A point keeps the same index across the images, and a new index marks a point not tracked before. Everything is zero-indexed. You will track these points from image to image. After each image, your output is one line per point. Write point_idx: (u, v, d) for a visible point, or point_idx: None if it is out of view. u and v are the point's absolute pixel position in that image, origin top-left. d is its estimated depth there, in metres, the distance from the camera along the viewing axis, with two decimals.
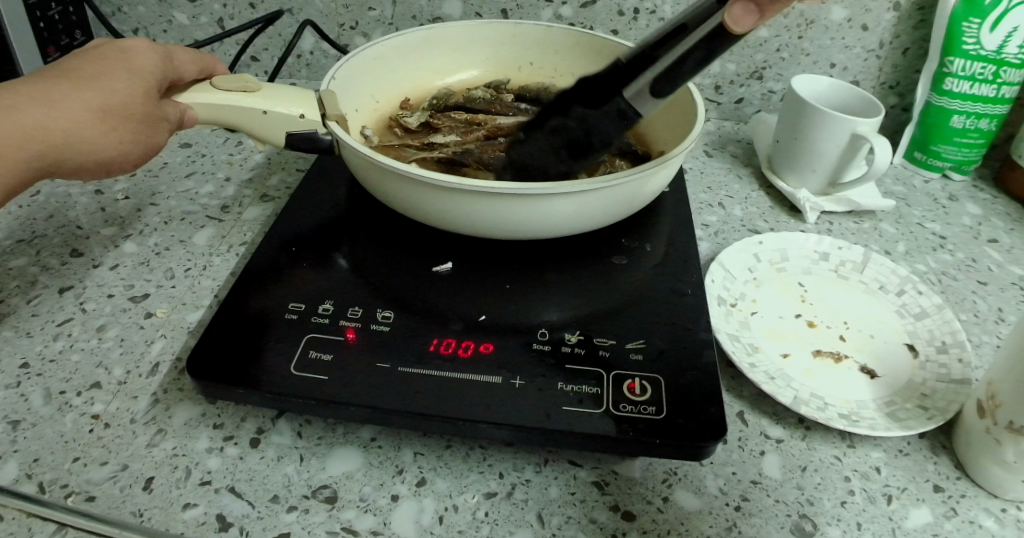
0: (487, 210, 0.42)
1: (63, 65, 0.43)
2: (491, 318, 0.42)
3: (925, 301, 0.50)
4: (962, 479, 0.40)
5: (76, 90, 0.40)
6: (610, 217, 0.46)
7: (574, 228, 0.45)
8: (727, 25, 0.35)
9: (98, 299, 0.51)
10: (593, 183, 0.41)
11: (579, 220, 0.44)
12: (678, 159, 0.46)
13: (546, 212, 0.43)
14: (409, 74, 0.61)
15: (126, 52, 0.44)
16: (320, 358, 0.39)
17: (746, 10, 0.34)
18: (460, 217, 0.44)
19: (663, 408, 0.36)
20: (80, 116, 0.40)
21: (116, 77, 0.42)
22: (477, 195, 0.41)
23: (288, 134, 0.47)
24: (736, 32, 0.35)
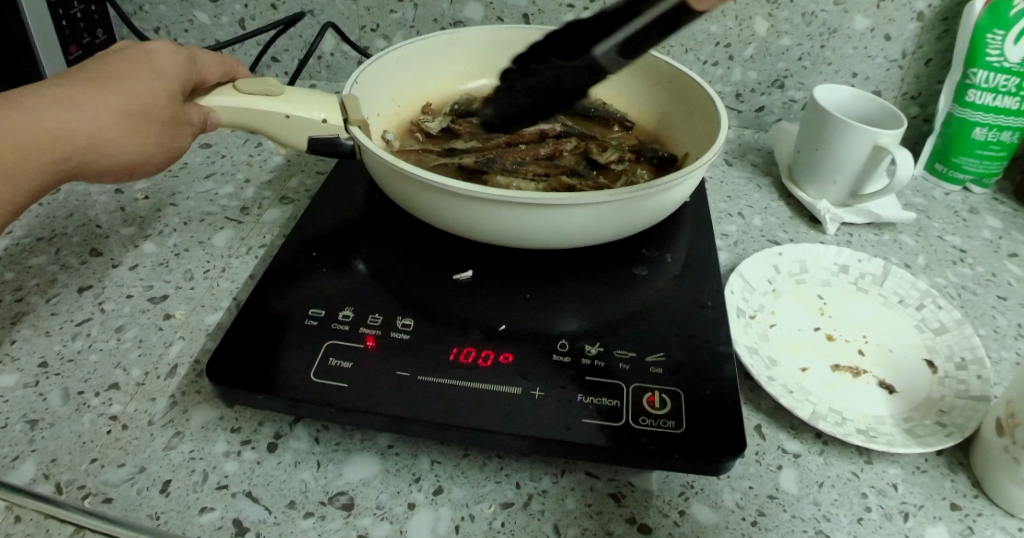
0: (508, 218, 0.42)
1: (88, 66, 0.43)
2: (510, 327, 0.42)
3: (945, 316, 0.49)
4: (980, 497, 0.40)
5: (101, 92, 0.40)
6: (630, 227, 0.46)
7: (594, 238, 0.45)
8: (690, 5, 0.36)
9: (117, 298, 0.51)
10: (615, 193, 0.41)
11: (600, 230, 0.44)
12: (701, 169, 0.46)
13: (567, 222, 0.43)
14: (431, 78, 0.61)
15: (150, 54, 0.44)
16: (340, 365, 0.39)
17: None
18: (481, 224, 0.44)
19: (683, 423, 0.36)
20: (105, 119, 0.40)
21: (141, 79, 0.42)
22: (498, 203, 0.41)
23: (309, 139, 0.47)
24: (702, 7, 0.37)
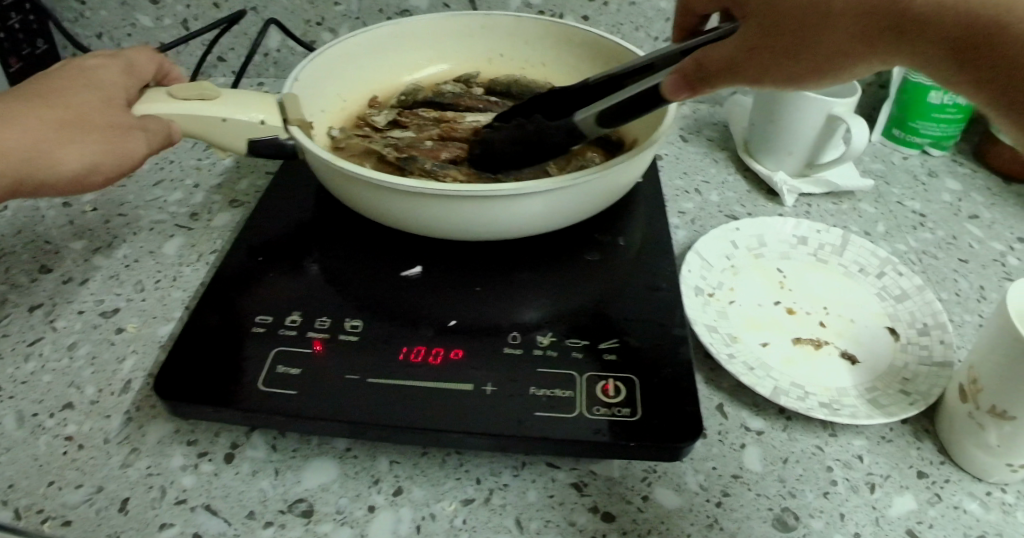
0: (451, 212, 0.42)
1: (29, 90, 0.43)
2: (461, 323, 0.41)
3: (906, 282, 0.49)
4: (946, 463, 0.41)
5: (37, 109, 0.40)
6: (578, 214, 0.45)
7: (543, 227, 0.44)
8: (664, 95, 0.38)
9: (68, 315, 0.50)
10: (557, 181, 0.40)
11: (547, 219, 0.43)
12: (649, 152, 0.45)
13: (512, 213, 0.42)
14: (376, 70, 0.59)
15: (87, 70, 0.44)
16: (289, 373, 0.38)
17: (678, 86, 0.37)
18: (426, 220, 0.43)
19: (638, 410, 0.35)
20: (45, 132, 0.39)
21: (84, 96, 0.42)
22: (440, 198, 0.40)
23: (250, 141, 0.45)
24: (675, 100, 0.38)
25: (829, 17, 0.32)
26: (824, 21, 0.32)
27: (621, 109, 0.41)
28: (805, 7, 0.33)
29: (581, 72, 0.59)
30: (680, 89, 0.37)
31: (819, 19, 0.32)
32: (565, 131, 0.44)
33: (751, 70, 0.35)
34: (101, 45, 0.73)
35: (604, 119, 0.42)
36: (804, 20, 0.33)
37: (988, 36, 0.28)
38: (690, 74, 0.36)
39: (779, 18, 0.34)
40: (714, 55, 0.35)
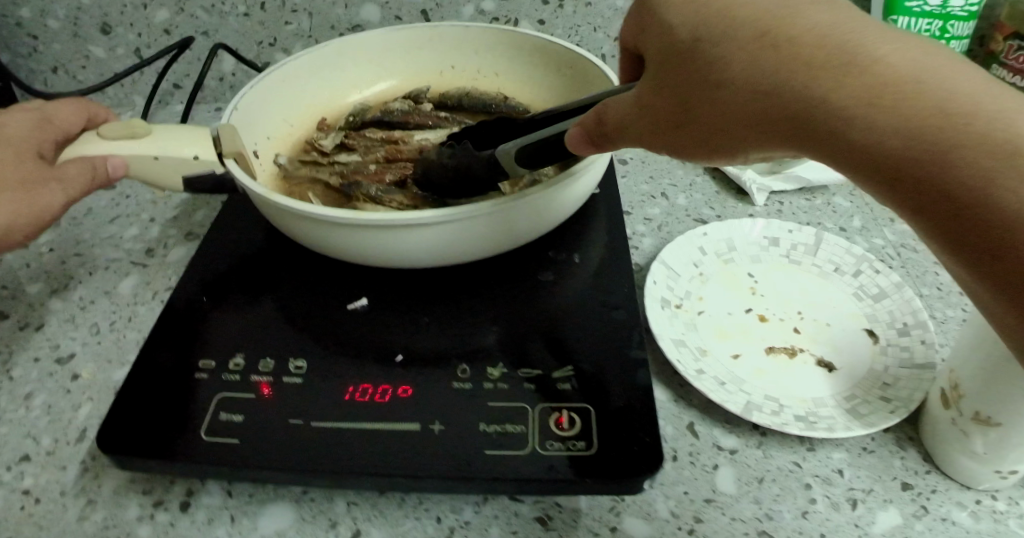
0: (383, 242, 0.40)
1: None
2: (410, 356, 0.39)
3: (883, 280, 0.47)
4: (932, 472, 0.39)
5: None
6: (523, 237, 0.43)
7: (485, 252, 0.43)
8: (566, 144, 0.35)
9: (25, 363, 0.50)
10: (489, 205, 0.38)
11: (487, 244, 0.42)
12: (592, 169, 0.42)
13: (445, 241, 0.40)
14: (321, 90, 0.57)
15: (4, 129, 0.42)
16: (231, 420, 0.36)
17: (579, 139, 0.34)
18: (361, 250, 0.41)
19: (594, 443, 0.33)
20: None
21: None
22: (369, 227, 0.39)
23: (184, 178, 0.43)
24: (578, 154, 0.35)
25: (727, 85, 0.27)
26: (721, 90, 0.28)
27: (536, 149, 0.37)
28: (707, 71, 0.28)
29: (535, 80, 0.56)
30: (582, 143, 0.34)
31: (717, 88, 0.28)
32: (485, 164, 0.40)
33: (644, 133, 0.31)
34: (58, 80, 0.71)
35: (522, 159, 0.38)
36: (705, 85, 0.28)
37: (908, 154, 0.23)
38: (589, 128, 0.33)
39: (676, 84, 0.29)
40: (613, 112, 0.32)
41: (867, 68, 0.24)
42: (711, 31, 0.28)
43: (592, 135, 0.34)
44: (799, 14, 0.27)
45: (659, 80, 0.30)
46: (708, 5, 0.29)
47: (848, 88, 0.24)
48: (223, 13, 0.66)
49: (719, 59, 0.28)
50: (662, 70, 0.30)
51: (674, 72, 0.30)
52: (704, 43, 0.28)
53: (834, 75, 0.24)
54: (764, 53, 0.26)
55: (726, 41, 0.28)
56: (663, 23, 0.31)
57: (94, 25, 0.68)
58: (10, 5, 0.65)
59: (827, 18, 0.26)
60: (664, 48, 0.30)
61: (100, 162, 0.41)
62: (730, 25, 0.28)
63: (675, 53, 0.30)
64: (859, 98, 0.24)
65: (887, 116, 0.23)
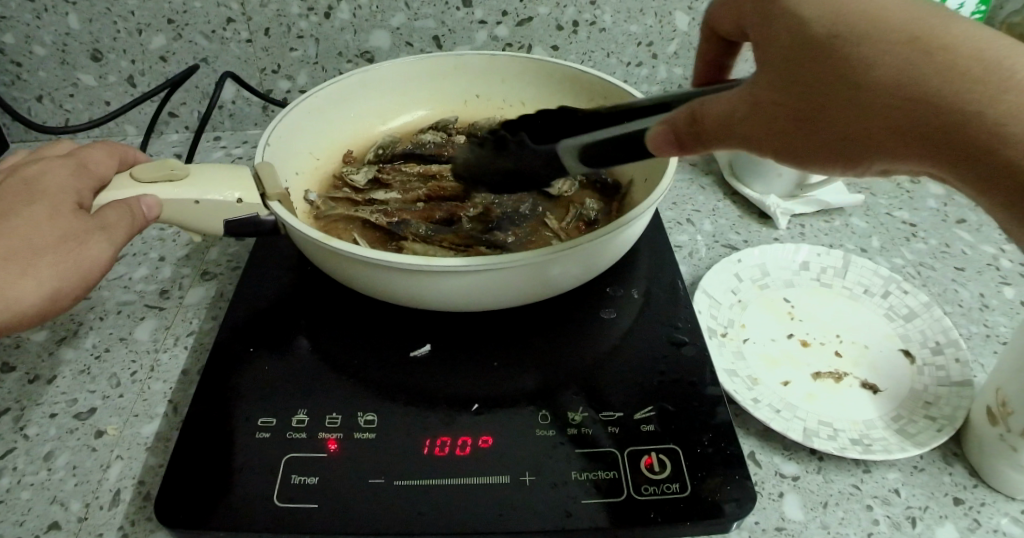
0: (445, 287, 0.39)
1: None
2: (483, 403, 0.39)
3: (912, 300, 0.49)
4: (979, 486, 0.40)
5: None
6: (578, 278, 0.43)
7: (542, 294, 0.42)
8: (649, 144, 0.33)
9: (39, 420, 0.44)
10: (556, 251, 0.38)
11: (546, 286, 0.41)
12: (648, 213, 0.42)
13: (507, 285, 0.40)
14: (349, 123, 0.58)
15: (39, 179, 0.39)
16: (306, 482, 0.35)
17: (668, 140, 0.31)
18: (419, 295, 0.41)
19: (687, 485, 0.34)
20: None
21: (22, 214, 0.37)
22: (436, 274, 0.38)
23: (225, 222, 0.41)
24: (653, 153, 0.33)
25: (874, 88, 0.25)
26: (859, 89, 0.25)
27: (606, 148, 0.37)
28: (848, 70, 0.25)
29: (562, 107, 0.59)
30: (666, 144, 0.31)
31: (859, 89, 0.25)
32: (546, 160, 0.40)
33: (751, 131, 0.28)
34: (43, 109, 0.67)
35: (588, 157, 0.38)
36: (839, 84, 0.25)
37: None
38: (683, 128, 0.30)
39: (796, 82, 0.27)
40: (715, 109, 0.29)
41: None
42: (853, 29, 0.26)
43: (682, 135, 0.31)
44: (949, 24, 0.25)
45: (781, 76, 0.27)
46: (846, 3, 0.27)
47: (1012, 106, 0.23)
48: (224, 39, 0.63)
49: (865, 57, 0.25)
50: (785, 66, 0.27)
51: (802, 70, 0.27)
52: (845, 39, 0.26)
53: (997, 92, 0.23)
54: (920, 57, 0.24)
55: (872, 41, 0.25)
56: (792, 18, 0.28)
57: (83, 51, 0.63)
58: None
59: (979, 32, 0.25)
60: (785, 46, 0.28)
61: (134, 203, 0.39)
62: (869, 25, 0.26)
63: (803, 49, 0.27)
64: (1016, 115, 0.22)
65: None
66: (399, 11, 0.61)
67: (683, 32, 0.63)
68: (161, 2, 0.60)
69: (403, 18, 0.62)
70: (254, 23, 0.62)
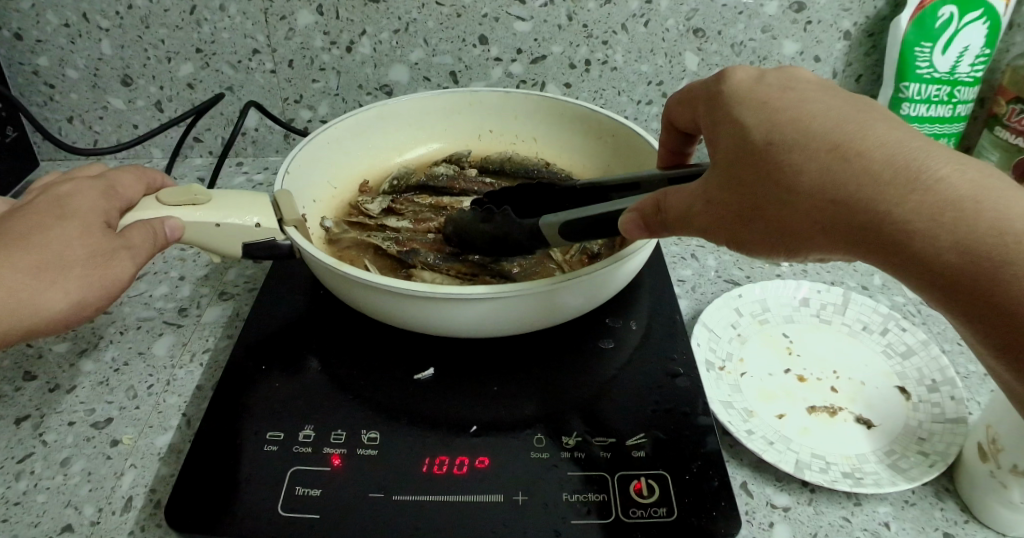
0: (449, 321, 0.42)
1: (8, 223, 0.40)
2: (482, 426, 0.41)
3: (910, 338, 0.50)
4: (971, 522, 0.40)
5: (21, 250, 0.38)
6: (577, 309, 0.44)
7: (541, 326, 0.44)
8: (620, 229, 0.36)
9: (58, 427, 0.46)
10: (550, 285, 0.40)
11: (544, 318, 0.43)
12: (645, 248, 0.44)
13: (506, 318, 0.42)
14: (366, 155, 0.61)
15: (69, 198, 0.42)
16: (309, 494, 0.37)
17: (637, 225, 0.35)
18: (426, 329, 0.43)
19: (674, 509, 0.35)
20: (18, 282, 0.37)
21: (52, 231, 0.39)
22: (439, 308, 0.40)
23: (244, 245, 0.44)
24: (629, 238, 0.37)
25: (801, 192, 0.30)
26: (792, 191, 0.30)
27: (587, 227, 0.39)
28: (780, 176, 0.30)
29: (574, 144, 0.62)
30: (635, 229, 0.36)
31: (790, 192, 0.30)
32: (528, 233, 0.43)
33: (709, 221, 0.33)
34: (73, 129, 0.71)
35: (568, 231, 0.40)
36: (778, 186, 0.30)
37: (967, 270, 0.26)
38: (649, 216, 0.35)
39: (743, 180, 0.32)
40: (674, 202, 0.34)
41: (932, 188, 0.27)
42: (785, 140, 0.31)
43: (648, 221, 0.35)
44: (866, 131, 0.30)
45: (727, 178, 0.32)
46: (781, 115, 0.32)
47: (914, 203, 0.27)
48: (249, 69, 0.66)
49: (795, 165, 0.30)
50: (731, 167, 0.32)
51: (745, 172, 0.32)
52: (779, 148, 0.31)
53: (901, 191, 0.27)
54: (839, 164, 0.29)
55: (799, 150, 0.30)
56: (739, 124, 0.33)
57: (115, 77, 0.67)
58: (28, 54, 0.65)
59: (892, 137, 0.29)
60: (734, 148, 0.33)
61: (159, 224, 0.41)
62: (802, 135, 0.30)
63: (745, 153, 0.32)
64: (923, 214, 0.27)
65: (949, 232, 0.26)
66: (418, 47, 0.65)
67: (691, 72, 0.66)
68: (190, 32, 0.64)
69: (422, 54, 0.65)
70: (279, 54, 0.65)
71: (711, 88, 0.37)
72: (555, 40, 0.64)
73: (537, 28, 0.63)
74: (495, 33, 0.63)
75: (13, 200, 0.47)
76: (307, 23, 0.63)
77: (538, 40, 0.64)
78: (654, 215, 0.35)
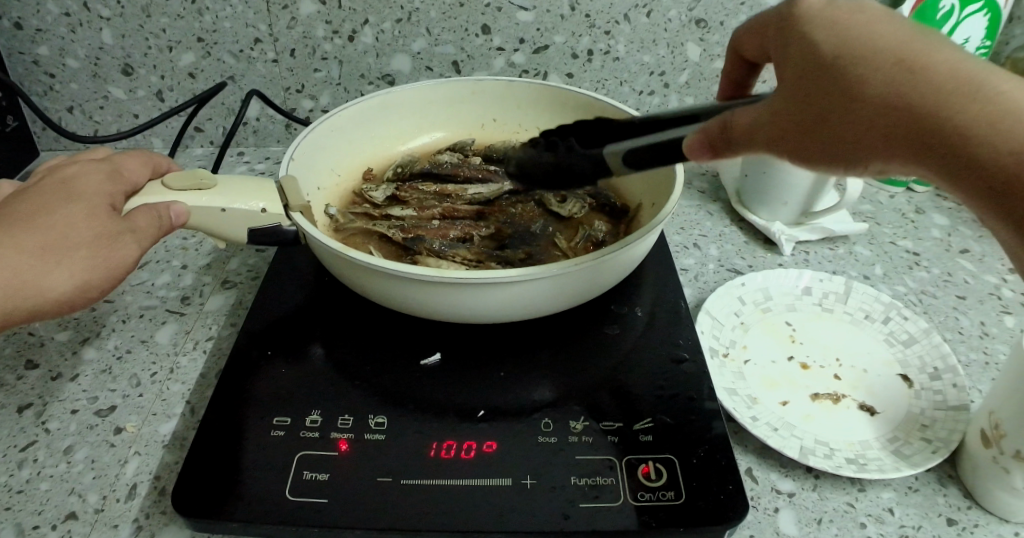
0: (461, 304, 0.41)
1: (11, 207, 0.40)
2: (489, 411, 0.41)
3: (911, 326, 0.50)
4: (973, 508, 0.40)
5: (25, 230, 0.38)
6: (584, 295, 0.44)
7: (547, 309, 0.44)
8: (683, 152, 0.36)
9: (62, 416, 0.46)
10: (558, 268, 0.40)
11: (551, 301, 0.43)
12: (653, 232, 0.44)
13: (515, 300, 0.42)
14: (369, 144, 0.61)
15: (73, 181, 0.42)
16: (317, 479, 0.37)
17: (700, 145, 0.34)
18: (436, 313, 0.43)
19: (682, 493, 0.35)
20: (22, 263, 0.37)
21: (58, 212, 0.39)
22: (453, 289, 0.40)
23: (250, 230, 0.44)
24: (692, 159, 0.36)
25: (866, 99, 0.28)
26: (857, 100, 0.29)
27: (648, 154, 0.40)
28: (846, 85, 0.29)
29: None
30: (698, 149, 0.35)
31: (855, 101, 0.29)
32: (591, 164, 0.44)
33: (770, 137, 0.31)
34: (73, 119, 0.71)
35: (630, 159, 0.42)
36: (842, 96, 0.29)
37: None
38: (712, 136, 0.34)
39: (807, 95, 0.30)
40: (739, 121, 0.33)
41: (997, 99, 0.26)
42: (853, 52, 0.30)
43: (711, 141, 0.34)
44: (935, 48, 0.29)
45: (791, 94, 0.31)
46: (852, 30, 0.31)
47: (981, 111, 0.26)
48: (251, 58, 0.66)
49: (867, 73, 0.29)
50: (797, 83, 0.31)
51: (812, 85, 0.30)
52: (846, 60, 0.29)
53: (966, 101, 0.26)
54: (908, 74, 0.28)
55: (867, 62, 0.29)
56: (809, 40, 0.32)
57: (116, 66, 0.67)
58: (28, 42, 0.64)
59: (960, 55, 0.28)
60: (804, 64, 0.31)
61: (165, 208, 0.41)
62: (872, 47, 0.29)
63: (814, 66, 0.31)
64: (987, 122, 0.26)
65: (1012, 140, 0.25)
66: (420, 37, 0.65)
67: (694, 63, 0.66)
68: (191, 21, 0.63)
69: (424, 44, 0.65)
70: (281, 44, 0.65)
71: (782, 12, 0.35)
72: (558, 30, 0.64)
73: (540, 18, 0.63)
74: (497, 23, 0.63)
75: (15, 186, 0.47)
76: (309, 12, 0.63)
77: (541, 30, 0.64)
78: (721, 134, 0.33)
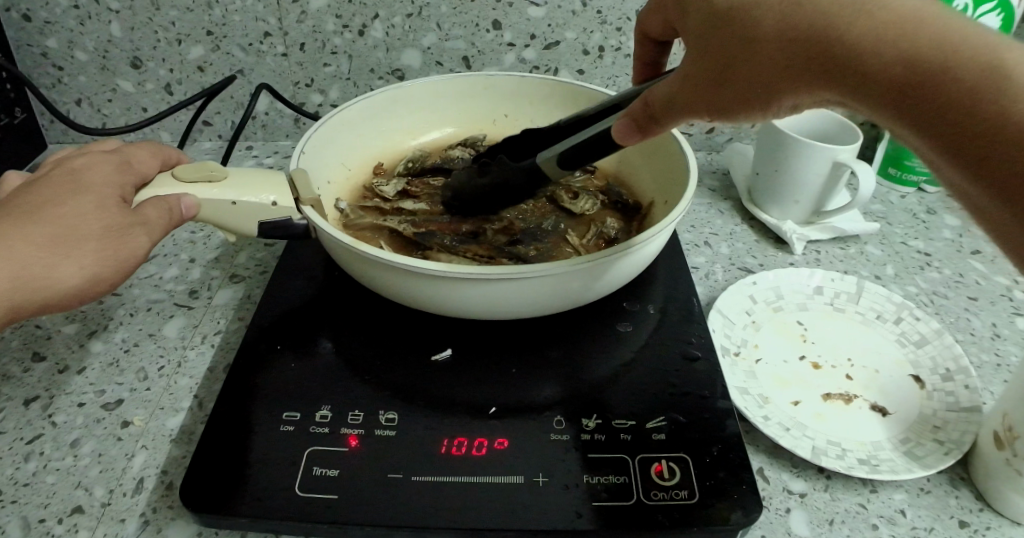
0: (473, 297, 0.41)
1: (20, 198, 0.40)
2: (500, 408, 0.41)
3: (923, 326, 0.50)
4: (985, 510, 0.40)
5: (34, 221, 0.37)
6: (597, 292, 0.44)
7: (560, 304, 0.44)
8: (615, 138, 0.39)
9: (68, 409, 0.46)
10: (574, 263, 0.40)
11: (564, 297, 0.43)
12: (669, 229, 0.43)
13: (529, 294, 0.41)
14: (380, 138, 0.61)
15: (83, 173, 0.41)
16: (327, 475, 0.36)
17: (628, 127, 0.37)
18: (447, 305, 0.42)
19: (695, 492, 0.35)
20: (32, 253, 0.36)
21: (68, 204, 0.39)
22: (466, 283, 0.40)
23: (260, 223, 0.43)
24: (626, 145, 0.39)
25: (763, 40, 0.31)
26: (754, 44, 0.32)
27: (578, 153, 0.42)
28: (743, 33, 0.32)
29: None
30: (628, 132, 0.38)
31: (754, 45, 0.32)
32: (526, 172, 0.46)
33: (691, 99, 0.34)
34: (82, 112, 0.70)
35: (562, 161, 0.43)
36: (743, 43, 0.32)
37: (915, 81, 0.27)
38: (639, 117, 0.37)
39: (714, 50, 0.33)
40: (658, 94, 0.36)
41: (880, 11, 0.29)
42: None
43: (638, 121, 0.37)
44: None
45: (699, 55, 0.34)
46: None
47: (865, 26, 0.28)
48: (260, 52, 0.66)
49: (753, 21, 0.32)
50: (703, 42, 0.34)
51: (716, 40, 0.33)
52: (741, 8, 0.32)
53: (854, 19, 0.29)
54: (795, 7, 0.30)
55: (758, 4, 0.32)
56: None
57: (125, 59, 0.66)
58: (37, 35, 0.64)
59: None
60: (707, 21, 0.34)
61: (175, 200, 0.41)
62: None
63: (715, 23, 0.34)
64: (877, 35, 0.28)
65: (896, 49, 0.28)
66: (431, 32, 0.64)
67: None
68: (201, 15, 0.63)
69: (435, 39, 0.65)
70: (290, 38, 0.65)
71: None
72: (569, 26, 0.63)
73: (551, 14, 0.63)
74: (508, 19, 0.63)
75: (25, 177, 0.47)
76: (319, 6, 0.62)
77: (552, 26, 0.63)
78: (645, 115, 0.37)
